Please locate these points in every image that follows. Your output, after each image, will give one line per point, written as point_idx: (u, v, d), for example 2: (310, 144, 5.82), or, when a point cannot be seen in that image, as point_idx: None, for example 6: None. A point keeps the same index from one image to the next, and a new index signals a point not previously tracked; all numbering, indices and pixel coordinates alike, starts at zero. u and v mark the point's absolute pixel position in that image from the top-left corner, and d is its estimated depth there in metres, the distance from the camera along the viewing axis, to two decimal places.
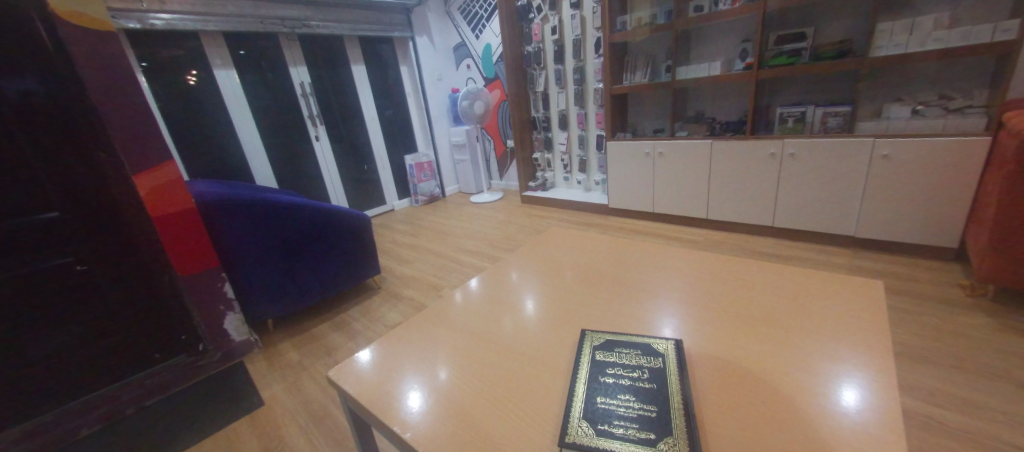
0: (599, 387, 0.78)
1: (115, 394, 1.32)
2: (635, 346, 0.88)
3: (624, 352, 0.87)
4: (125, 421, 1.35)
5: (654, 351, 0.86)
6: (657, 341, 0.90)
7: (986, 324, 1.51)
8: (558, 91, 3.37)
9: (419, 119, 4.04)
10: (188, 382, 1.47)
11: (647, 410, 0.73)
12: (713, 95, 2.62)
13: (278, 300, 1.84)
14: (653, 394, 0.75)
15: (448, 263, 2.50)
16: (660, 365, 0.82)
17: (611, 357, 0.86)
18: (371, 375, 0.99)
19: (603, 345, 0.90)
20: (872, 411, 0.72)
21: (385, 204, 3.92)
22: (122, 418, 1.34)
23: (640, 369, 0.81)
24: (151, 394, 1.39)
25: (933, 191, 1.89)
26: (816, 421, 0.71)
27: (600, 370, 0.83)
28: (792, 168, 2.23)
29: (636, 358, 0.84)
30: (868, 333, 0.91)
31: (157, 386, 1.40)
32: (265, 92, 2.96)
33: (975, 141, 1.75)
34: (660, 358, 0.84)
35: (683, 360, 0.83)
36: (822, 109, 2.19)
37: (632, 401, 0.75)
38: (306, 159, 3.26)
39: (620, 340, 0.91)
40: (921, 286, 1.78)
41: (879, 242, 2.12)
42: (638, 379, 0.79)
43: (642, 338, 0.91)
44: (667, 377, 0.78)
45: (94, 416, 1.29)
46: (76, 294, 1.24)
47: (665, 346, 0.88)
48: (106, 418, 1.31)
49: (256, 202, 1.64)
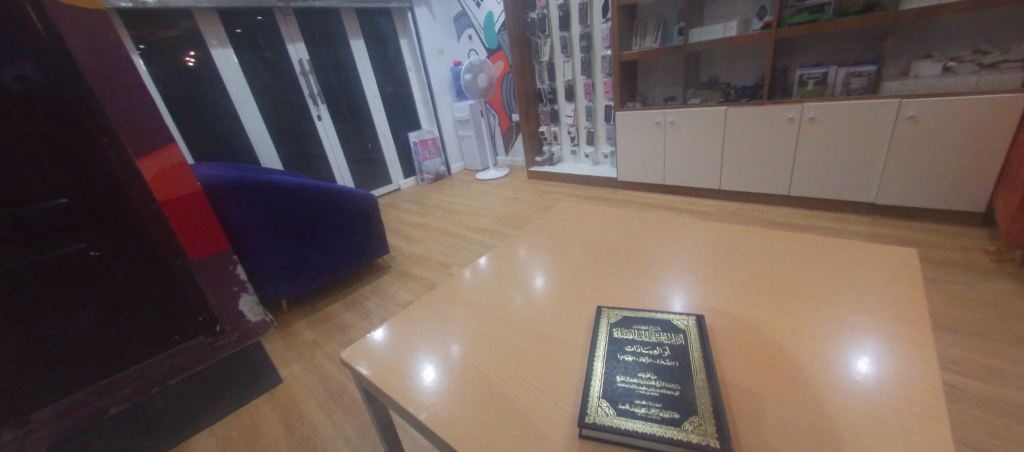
0: (620, 365, 0.77)
1: (141, 375, 1.36)
2: (654, 323, 0.86)
3: (643, 329, 0.85)
4: (150, 400, 1.38)
5: (675, 328, 0.84)
6: (679, 318, 0.87)
7: (1011, 290, 1.46)
8: (564, 60, 3.24)
9: (422, 94, 3.95)
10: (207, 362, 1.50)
11: (670, 388, 0.71)
12: (728, 58, 2.50)
13: (290, 282, 1.86)
14: (676, 371, 0.74)
15: (457, 240, 2.50)
16: (681, 342, 0.80)
17: (629, 335, 0.84)
18: (385, 357, 0.98)
19: (621, 322, 0.88)
20: (907, 385, 0.69)
21: (391, 183, 3.90)
22: (147, 397, 1.38)
23: (660, 347, 0.80)
24: (176, 374, 1.43)
25: (963, 153, 1.80)
26: (847, 394, 0.69)
27: (619, 347, 0.81)
28: (810, 133, 2.14)
29: (656, 335, 0.82)
30: (899, 303, 0.87)
31: (182, 366, 1.44)
32: (265, 72, 2.90)
33: (1013, 98, 1.64)
34: (681, 335, 0.82)
35: (706, 337, 0.81)
36: (845, 69, 2.07)
37: (654, 379, 0.73)
38: (309, 139, 3.23)
39: (638, 317, 0.89)
40: (944, 253, 1.73)
41: (900, 209, 2.05)
42: (658, 357, 0.77)
43: (662, 315, 0.89)
44: (689, 353, 0.77)
45: (121, 396, 1.33)
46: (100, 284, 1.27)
47: (687, 322, 0.86)
48: (132, 398, 1.35)
49: (263, 184, 1.63)
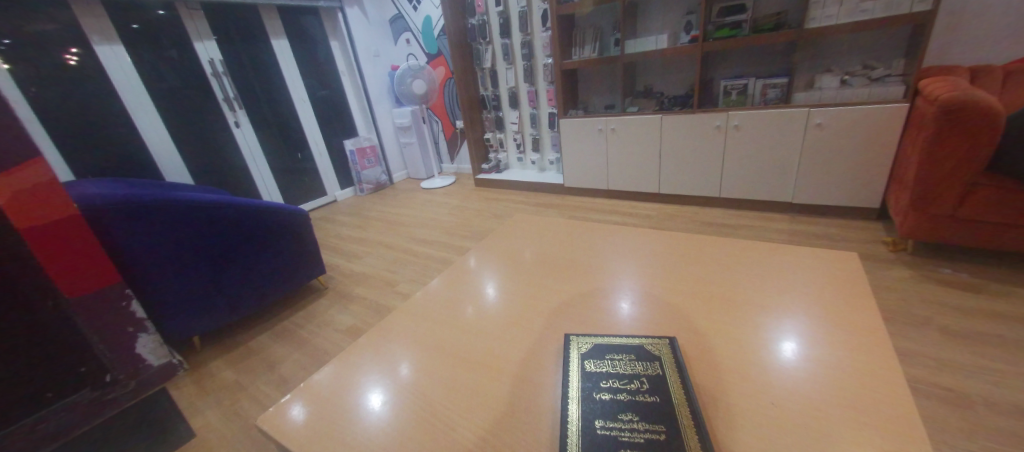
0: (600, 408, 0.70)
1: None
2: (627, 350, 0.81)
3: (616, 359, 0.79)
4: None
5: (649, 354, 0.79)
6: (651, 341, 0.83)
7: (907, 276, 1.66)
8: (506, 67, 3.23)
9: (357, 100, 3.73)
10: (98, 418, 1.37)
11: (655, 431, 0.65)
12: (662, 68, 2.64)
13: (202, 314, 1.60)
14: (659, 410, 0.68)
15: (402, 255, 2.34)
16: (658, 371, 0.75)
17: (603, 367, 0.77)
18: (318, 420, 0.79)
19: (593, 352, 0.81)
20: (880, 397, 0.69)
21: (326, 195, 3.62)
22: None
23: (637, 379, 0.74)
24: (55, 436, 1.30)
25: (861, 155, 2.03)
26: (828, 416, 0.67)
27: (594, 385, 0.74)
28: (736, 139, 2.31)
29: (631, 366, 0.77)
30: (846, 306, 0.91)
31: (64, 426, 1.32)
32: (170, 74, 2.55)
33: (897, 107, 1.88)
34: (657, 363, 0.77)
35: (683, 363, 0.77)
36: (762, 80, 2.26)
37: (637, 422, 0.67)
38: (226, 149, 2.89)
39: (610, 344, 0.83)
40: (853, 246, 1.93)
41: (813, 207, 2.27)
42: (637, 393, 0.71)
43: (633, 339, 0.84)
44: (669, 385, 0.72)
45: None
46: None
47: (660, 345, 0.82)
48: None
49: (162, 204, 1.38)
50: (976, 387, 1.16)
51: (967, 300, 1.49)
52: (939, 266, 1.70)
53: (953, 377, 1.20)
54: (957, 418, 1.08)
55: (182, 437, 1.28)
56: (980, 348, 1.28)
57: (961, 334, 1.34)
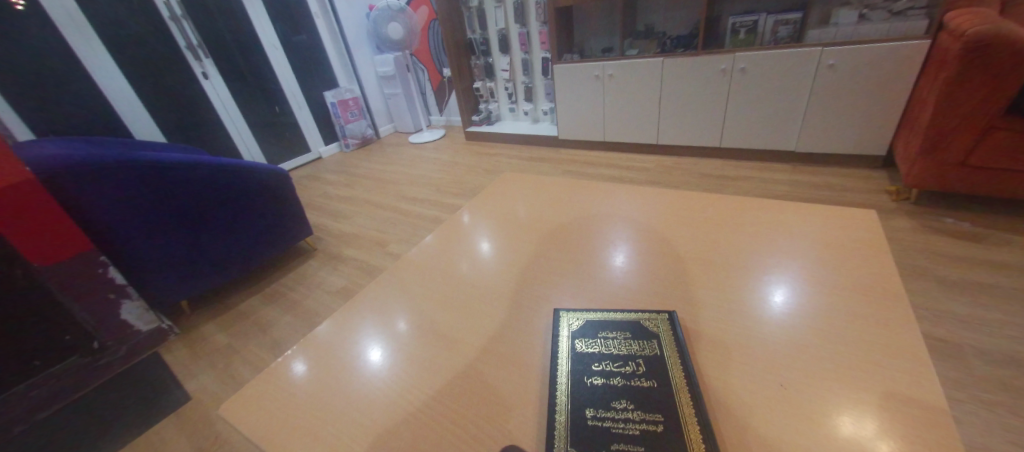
0: (592, 395, 0.65)
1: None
2: (622, 328, 0.75)
3: (610, 337, 0.74)
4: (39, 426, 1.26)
5: (645, 331, 0.74)
6: (649, 316, 0.77)
7: (907, 227, 1.63)
8: (496, 6, 2.97)
9: (336, 46, 3.46)
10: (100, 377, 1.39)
11: (651, 422, 0.60)
12: (665, 5, 2.42)
13: (185, 279, 1.56)
14: (657, 398, 0.63)
15: (392, 214, 2.28)
16: (656, 352, 0.70)
17: (595, 348, 0.72)
18: (295, 392, 0.74)
19: (584, 330, 0.76)
20: (897, 366, 0.64)
21: (310, 152, 3.48)
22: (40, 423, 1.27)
23: (632, 361, 0.69)
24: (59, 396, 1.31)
25: (872, 99, 1.91)
26: (842, 392, 0.61)
27: (585, 367, 0.69)
28: (741, 83, 2.17)
29: (626, 346, 0.71)
30: (859, 264, 0.85)
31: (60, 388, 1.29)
32: (125, 19, 2.32)
33: (917, 45, 1.74)
34: (655, 342, 0.72)
35: (684, 341, 0.71)
36: (773, 16, 2.07)
37: (631, 411, 0.62)
38: (197, 103, 2.71)
39: (603, 320, 0.78)
40: (855, 196, 1.87)
41: (816, 156, 2.19)
42: (632, 376, 0.67)
43: (628, 314, 0.78)
44: (667, 370, 0.66)
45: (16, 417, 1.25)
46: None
47: (659, 320, 0.76)
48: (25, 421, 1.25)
49: (125, 163, 1.28)
50: (966, 337, 1.16)
51: (967, 250, 1.46)
52: (941, 215, 1.66)
53: (945, 327, 1.20)
54: (945, 368, 1.09)
55: (178, 402, 1.28)
56: (975, 299, 1.27)
57: (956, 284, 1.33)
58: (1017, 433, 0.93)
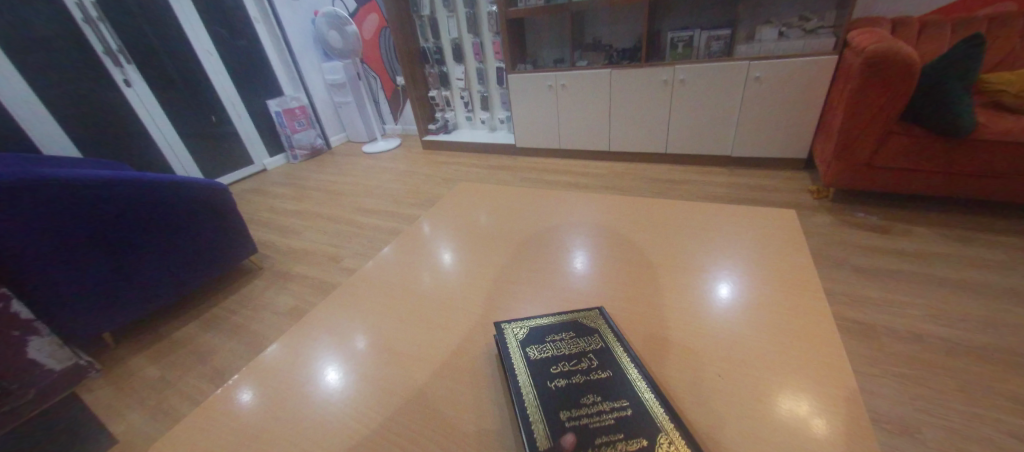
0: (560, 401, 0.63)
1: None
2: (565, 329, 0.77)
3: (557, 339, 0.75)
4: None
5: (586, 329, 0.76)
6: (584, 313, 0.81)
7: (827, 222, 1.81)
8: (447, 16, 2.97)
9: (279, 53, 3.30)
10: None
11: (620, 408, 0.62)
12: (610, 19, 2.55)
13: (111, 307, 1.41)
14: (617, 384, 0.65)
15: (346, 227, 2.19)
16: (600, 344, 0.73)
17: (548, 351, 0.72)
18: (246, 430, 0.68)
19: (532, 337, 0.75)
20: (814, 340, 0.72)
21: (254, 164, 3.27)
22: None
23: (585, 357, 0.71)
24: None
25: (792, 107, 2.12)
26: (772, 371, 0.68)
27: (544, 374, 0.68)
28: (681, 93, 2.32)
29: (574, 344, 0.73)
30: (776, 254, 0.96)
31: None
32: (27, 19, 2.07)
33: (827, 59, 1.96)
34: (597, 335, 0.75)
35: (618, 329, 0.76)
36: (706, 33, 2.25)
37: (601, 403, 0.63)
38: (117, 112, 2.46)
39: (546, 325, 0.78)
40: (783, 196, 2.06)
41: (750, 159, 2.38)
42: (590, 370, 0.68)
43: (567, 314, 0.81)
44: (615, 357, 0.70)
45: None
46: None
47: (593, 315, 0.80)
48: None
49: (33, 184, 1.15)
50: (879, 318, 1.31)
51: (876, 240, 1.66)
52: (855, 210, 1.87)
53: (862, 310, 1.34)
54: (863, 347, 1.22)
55: (100, 446, 1.14)
56: (885, 283, 1.44)
57: (868, 271, 1.50)
58: (922, 399, 1.06)
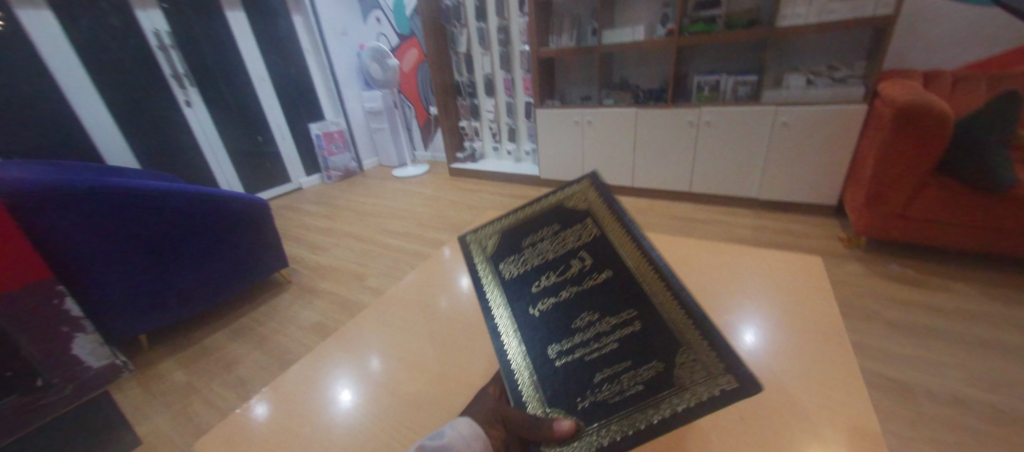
0: (554, 323, 0.71)
1: None
2: (554, 227, 0.84)
3: (541, 246, 0.83)
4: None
5: (577, 221, 0.83)
6: (568, 193, 0.88)
7: (859, 272, 1.76)
8: (482, 53, 3.14)
9: (324, 81, 3.54)
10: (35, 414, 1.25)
11: (623, 320, 0.67)
12: (638, 61, 2.63)
13: (151, 311, 1.50)
14: (618, 286, 0.71)
15: (372, 247, 2.26)
16: (596, 235, 0.79)
17: (534, 268, 0.80)
18: (266, 440, 0.71)
19: (517, 257, 0.84)
20: (841, 394, 0.70)
21: (290, 182, 3.44)
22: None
23: (578, 259, 0.77)
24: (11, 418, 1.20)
25: (822, 154, 2.11)
26: (798, 424, 0.66)
27: (529, 297, 0.77)
28: (707, 135, 2.35)
29: (563, 248, 0.80)
30: (805, 301, 0.94)
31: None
32: (109, 44, 2.32)
33: (857, 109, 1.96)
34: (588, 223, 0.81)
35: (614, 200, 0.82)
36: (734, 78, 2.29)
37: (597, 319, 0.69)
38: (174, 128, 2.66)
39: (533, 231, 0.86)
40: (813, 242, 2.01)
41: (778, 203, 2.35)
42: (581, 276, 0.75)
43: (549, 204, 0.88)
44: (610, 253, 0.76)
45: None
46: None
47: (583, 191, 0.87)
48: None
49: (100, 191, 1.27)
50: (917, 377, 1.24)
51: (913, 295, 1.59)
52: (889, 262, 1.81)
53: (898, 368, 1.28)
54: (901, 408, 1.15)
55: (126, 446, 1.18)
56: (923, 341, 1.37)
57: (905, 327, 1.44)
58: None
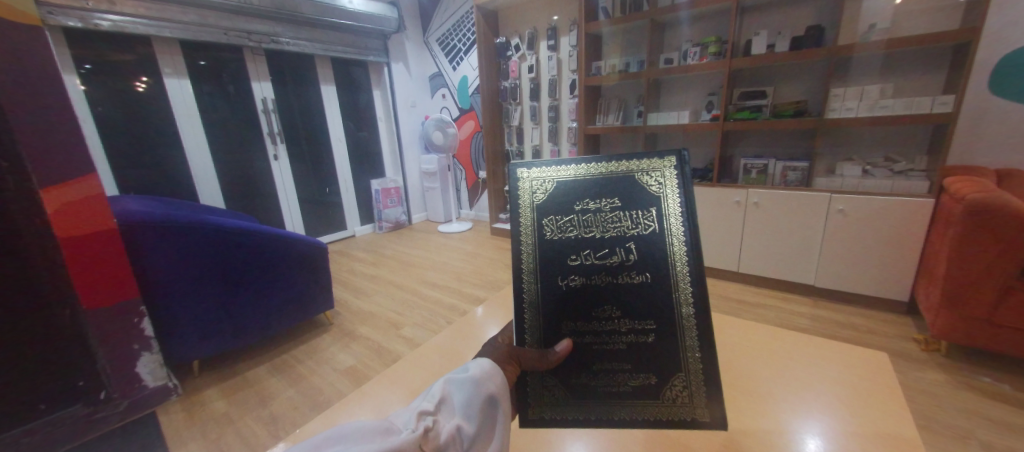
0: (576, 301, 0.78)
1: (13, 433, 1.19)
2: (613, 198, 0.80)
3: (593, 214, 0.81)
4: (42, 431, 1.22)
5: (639, 204, 0.79)
6: (647, 163, 0.80)
7: (940, 380, 1.55)
8: (533, 127, 3.39)
9: (390, 145, 3.95)
10: (77, 433, 1.29)
11: (641, 327, 0.76)
12: (682, 142, 2.72)
13: (209, 339, 1.62)
14: (653, 290, 0.76)
15: (411, 298, 2.34)
16: (653, 230, 0.78)
17: (573, 231, 0.81)
18: None
19: (561, 209, 0.82)
20: None
21: (346, 230, 3.70)
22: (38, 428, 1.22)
23: (621, 247, 0.78)
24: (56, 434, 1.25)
25: (884, 245, 1.99)
26: None
27: (562, 264, 0.80)
28: (756, 216, 2.31)
29: (612, 226, 0.79)
30: (870, 403, 0.85)
31: (55, 433, 1.25)
32: (224, 107, 2.79)
33: (922, 202, 1.87)
34: (652, 212, 0.78)
35: (691, 197, 0.76)
36: (782, 163, 2.29)
37: (620, 314, 0.77)
38: (259, 176, 3.04)
39: (589, 189, 0.82)
40: (881, 340, 1.82)
41: (837, 292, 2.19)
42: (620, 262, 0.78)
43: (625, 168, 0.81)
44: (660, 254, 0.77)
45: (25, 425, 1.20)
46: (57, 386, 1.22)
47: (663, 169, 0.79)
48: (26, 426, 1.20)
49: (195, 224, 1.47)
50: None
51: (1012, 416, 1.36)
52: (977, 372, 1.58)
53: None
54: None
55: None
56: None
57: None
58: None
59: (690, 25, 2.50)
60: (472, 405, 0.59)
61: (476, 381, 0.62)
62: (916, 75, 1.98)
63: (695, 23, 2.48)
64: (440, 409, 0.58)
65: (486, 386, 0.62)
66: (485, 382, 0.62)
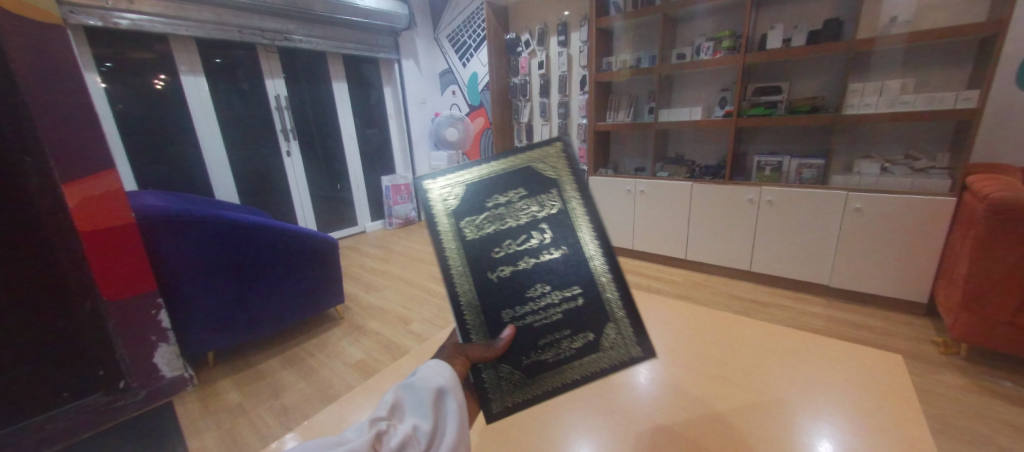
0: (505, 294, 0.70)
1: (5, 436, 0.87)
2: (513, 184, 0.73)
3: (503, 205, 0.72)
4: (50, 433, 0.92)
5: (541, 183, 0.73)
6: (537, 151, 0.74)
7: (960, 384, 1.51)
8: (542, 124, 3.37)
9: (400, 141, 3.97)
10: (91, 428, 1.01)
11: (569, 295, 0.71)
12: (694, 139, 2.69)
13: (223, 331, 1.65)
14: (574, 262, 0.71)
15: (420, 293, 2.35)
16: (559, 206, 0.72)
17: (488, 226, 0.71)
18: None
19: (467, 207, 0.72)
20: None
21: (357, 225, 3.74)
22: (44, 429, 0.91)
23: (537, 227, 0.72)
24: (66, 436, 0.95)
25: (902, 245, 1.94)
26: None
27: (484, 262, 0.70)
28: (769, 215, 2.27)
29: (523, 211, 0.72)
30: (883, 407, 0.83)
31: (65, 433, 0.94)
32: (238, 104, 2.84)
33: (944, 201, 1.81)
34: (555, 191, 0.73)
35: (581, 170, 0.73)
36: (797, 160, 2.25)
37: (550, 292, 0.71)
38: (272, 173, 3.09)
39: (488, 181, 0.73)
40: (898, 342, 1.78)
41: (852, 292, 2.14)
42: (540, 245, 0.72)
43: (517, 156, 0.74)
44: (573, 227, 0.72)
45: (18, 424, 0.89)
46: (79, 376, 0.95)
47: (552, 152, 0.75)
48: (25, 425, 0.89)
49: (210, 218, 1.50)
50: None
51: None
52: (998, 376, 1.54)
53: None
54: None
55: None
56: None
57: None
58: None
59: (704, 19, 2.45)
60: (421, 404, 0.58)
61: (420, 379, 0.61)
62: (939, 70, 1.92)
63: (709, 18, 2.43)
64: (393, 414, 0.58)
65: (431, 382, 0.61)
66: (431, 378, 0.61)
